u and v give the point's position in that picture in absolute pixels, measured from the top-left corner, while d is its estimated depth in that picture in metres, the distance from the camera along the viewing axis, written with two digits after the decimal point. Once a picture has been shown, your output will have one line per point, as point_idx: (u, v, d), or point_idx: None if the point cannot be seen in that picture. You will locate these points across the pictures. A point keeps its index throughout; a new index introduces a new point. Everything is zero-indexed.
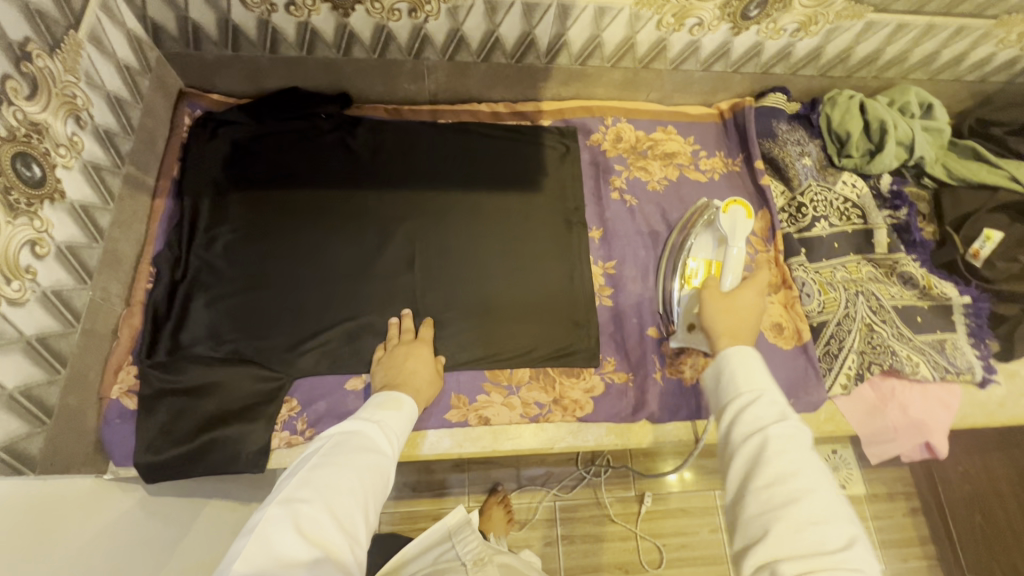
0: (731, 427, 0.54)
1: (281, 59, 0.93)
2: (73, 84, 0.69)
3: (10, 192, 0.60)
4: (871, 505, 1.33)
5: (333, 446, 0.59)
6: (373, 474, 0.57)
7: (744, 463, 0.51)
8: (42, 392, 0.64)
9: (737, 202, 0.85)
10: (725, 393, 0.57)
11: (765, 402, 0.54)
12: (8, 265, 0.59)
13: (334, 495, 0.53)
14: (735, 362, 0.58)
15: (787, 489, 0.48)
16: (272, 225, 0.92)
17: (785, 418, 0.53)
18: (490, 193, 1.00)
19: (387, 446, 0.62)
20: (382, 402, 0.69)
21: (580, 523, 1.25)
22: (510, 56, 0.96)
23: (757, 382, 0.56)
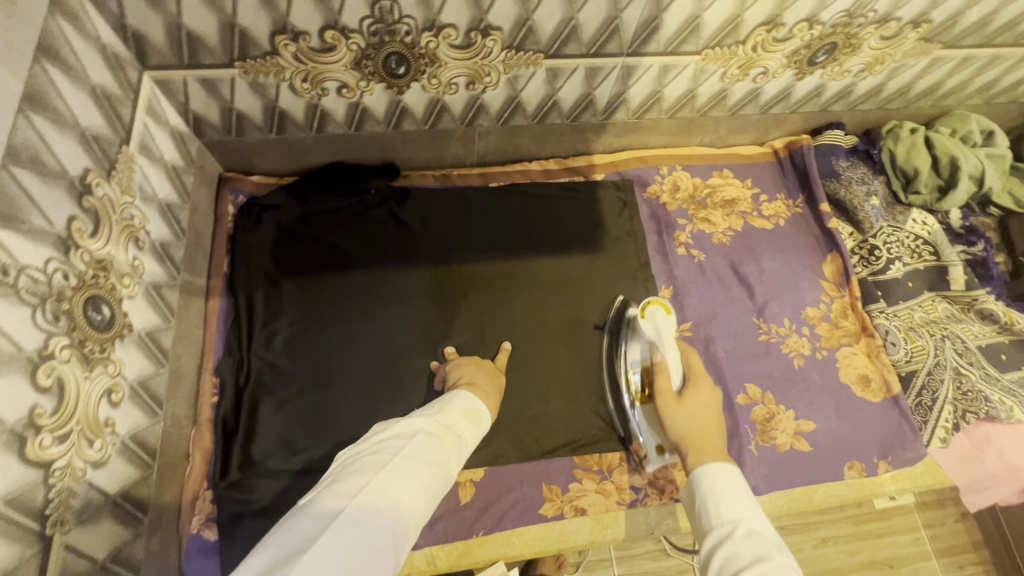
0: (713, 555, 0.53)
1: (327, 137, 0.88)
2: (130, 204, 0.64)
3: (85, 343, 0.54)
4: (921, 512, 1.22)
5: (413, 453, 0.57)
6: (433, 492, 0.56)
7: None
8: (128, 551, 0.59)
9: (653, 301, 0.80)
10: (706, 522, 0.57)
11: (745, 536, 0.53)
12: (91, 425, 0.54)
13: (399, 508, 0.52)
14: (704, 488, 0.60)
15: None
16: (332, 313, 0.87)
17: (769, 549, 0.51)
18: (552, 257, 0.96)
19: (454, 462, 0.61)
20: (463, 409, 0.68)
21: (636, 560, 1.12)
22: (566, 116, 0.91)
23: (734, 510, 0.56)
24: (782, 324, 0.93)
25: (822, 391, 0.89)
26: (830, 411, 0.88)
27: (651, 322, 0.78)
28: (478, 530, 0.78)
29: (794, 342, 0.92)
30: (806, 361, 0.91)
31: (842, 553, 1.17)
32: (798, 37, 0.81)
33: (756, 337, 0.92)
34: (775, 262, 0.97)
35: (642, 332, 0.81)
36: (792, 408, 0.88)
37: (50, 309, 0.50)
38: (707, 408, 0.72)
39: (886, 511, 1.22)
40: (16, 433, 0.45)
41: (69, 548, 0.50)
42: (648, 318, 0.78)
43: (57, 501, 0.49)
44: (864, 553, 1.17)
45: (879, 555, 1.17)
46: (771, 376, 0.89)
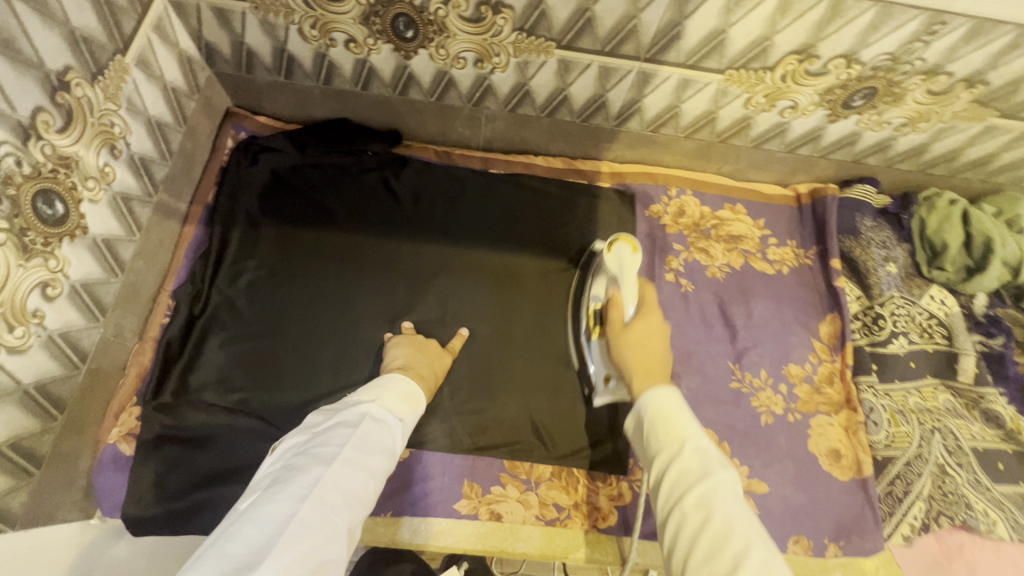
0: (661, 492, 0.50)
1: (334, 91, 0.87)
2: (112, 112, 0.65)
3: (27, 233, 0.55)
4: None
5: (360, 442, 0.56)
6: (380, 478, 0.56)
7: (674, 529, 0.47)
8: (32, 443, 0.60)
9: (621, 238, 0.77)
10: (652, 449, 0.54)
11: (691, 455, 0.50)
12: (15, 311, 0.55)
13: (350, 501, 0.51)
14: (651, 412, 0.56)
15: (720, 551, 0.42)
16: (301, 265, 0.87)
17: (714, 469, 0.48)
18: (533, 256, 0.93)
19: (396, 447, 0.61)
20: (403, 392, 0.67)
21: None
22: (576, 115, 0.88)
23: (681, 431, 0.53)
24: (759, 375, 0.86)
25: (784, 453, 0.83)
26: (788, 477, 0.81)
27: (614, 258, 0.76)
28: (388, 510, 0.76)
29: (767, 398, 0.85)
30: (775, 420, 0.84)
31: None
32: (834, 73, 0.75)
33: (727, 383, 0.86)
34: (767, 310, 0.90)
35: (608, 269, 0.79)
36: (747, 465, 0.82)
37: None
38: (655, 338, 0.69)
39: None
40: None
41: None
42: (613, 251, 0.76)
43: None
44: None
45: None
46: (732, 427, 0.83)
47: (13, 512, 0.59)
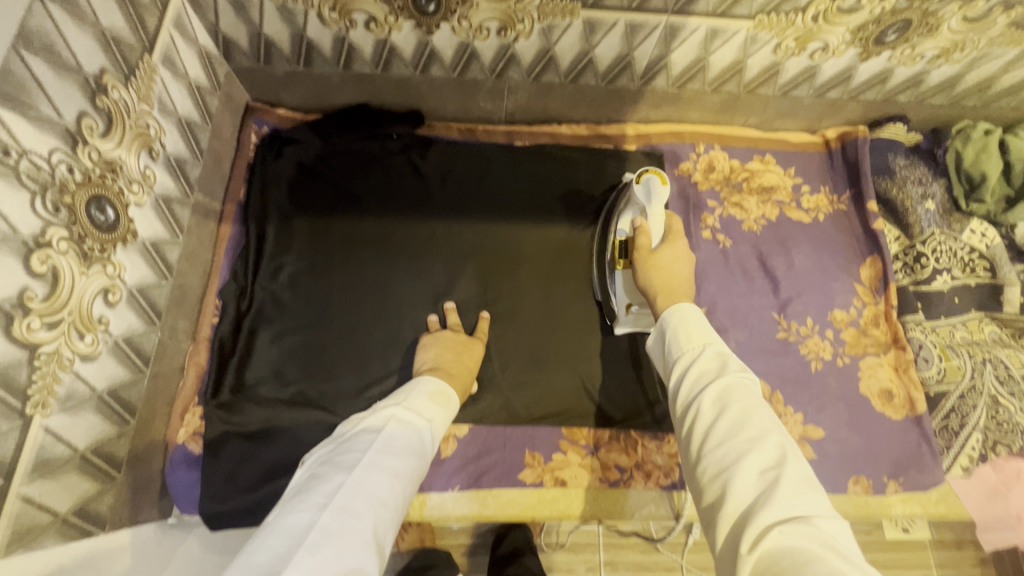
0: (679, 389, 0.53)
1: (354, 75, 0.86)
2: (146, 113, 0.64)
3: (86, 240, 0.55)
4: (934, 551, 1.18)
5: (384, 446, 0.56)
6: (408, 479, 0.56)
7: (691, 424, 0.50)
8: (112, 448, 0.61)
9: (651, 171, 0.76)
10: (671, 355, 0.56)
11: (711, 357, 0.53)
12: (84, 319, 0.56)
13: (376, 504, 0.51)
14: (673, 323, 0.58)
15: (739, 436, 0.46)
16: (339, 254, 0.87)
17: (731, 369, 0.51)
18: (567, 225, 0.92)
19: (426, 449, 0.61)
20: (429, 394, 0.66)
21: (622, 550, 1.20)
22: (601, 78, 0.87)
23: (700, 338, 0.55)
24: (805, 323, 0.87)
25: (836, 397, 0.83)
26: (842, 420, 0.82)
27: (643, 186, 0.76)
28: (454, 485, 0.78)
29: (815, 345, 0.86)
30: (825, 366, 0.85)
31: None
32: (867, 9, 0.73)
33: (774, 334, 0.86)
34: (807, 258, 0.90)
35: (637, 202, 0.78)
36: (801, 412, 0.82)
37: (50, 200, 0.51)
38: (681, 263, 0.71)
39: (895, 545, 1.17)
40: (3, 310, 0.46)
41: (49, 431, 0.51)
42: (642, 183, 0.76)
43: (40, 384, 0.50)
44: None
45: None
46: (783, 376, 0.84)
47: (102, 515, 0.60)
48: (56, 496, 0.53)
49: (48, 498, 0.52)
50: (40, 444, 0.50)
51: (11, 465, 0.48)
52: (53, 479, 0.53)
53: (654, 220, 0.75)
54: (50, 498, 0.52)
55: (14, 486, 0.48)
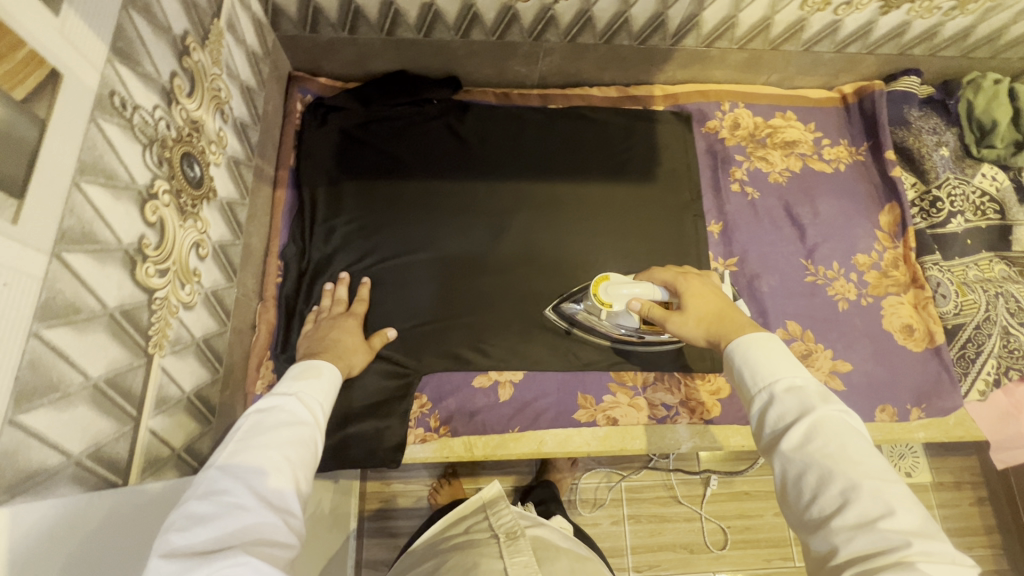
0: (760, 426, 0.53)
1: (396, 41, 0.90)
2: (217, 77, 0.67)
3: (181, 194, 0.59)
4: (935, 493, 1.27)
5: (250, 428, 0.54)
6: (298, 448, 0.54)
7: (781, 470, 0.49)
8: (207, 393, 0.65)
9: (597, 282, 0.75)
10: (743, 391, 0.55)
11: (787, 392, 0.51)
12: (183, 270, 0.59)
13: (252, 479, 0.49)
14: (742, 355, 0.56)
15: (830, 486, 0.45)
16: (389, 216, 0.91)
17: (815, 403, 0.50)
18: (604, 183, 0.97)
19: (305, 415, 0.58)
20: (297, 372, 0.64)
21: (646, 504, 1.27)
22: (634, 38, 0.91)
23: (772, 369, 0.53)
24: (831, 267, 0.93)
25: (862, 334, 0.89)
26: (869, 354, 0.88)
27: (610, 297, 0.73)
28: (514, 426, 0.83)
29: (841, 286, 0.92)
30: (851, 306, 0.91)
31: None
32: None
33: (803, 278, 0.92)
34: (830, 206, 0.96)
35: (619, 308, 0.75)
36: (830, 348, 0.89)
37: (155, 153, 0.54)
38: (699, 299, 0.67)
39: None
40: (129, 254, 0.50)
41: (165, 370, 0.55)
42: (605, 298, 0.73)
43: (158, 326, 0.54)
44: None
45: None
46: (813, 316, 0.90)
47: (203, 456, 0.65)
48: (171, 431, 0.57)
49: (166, 434, 0.56)
50: (159, 381, 0.54)
51: (140, 397, 0.52)
52: (169, 416, 0.57)
53: (642, 294, 0.72)
54: (167, 434, 0.56)
55: (144, 418, 0.52)
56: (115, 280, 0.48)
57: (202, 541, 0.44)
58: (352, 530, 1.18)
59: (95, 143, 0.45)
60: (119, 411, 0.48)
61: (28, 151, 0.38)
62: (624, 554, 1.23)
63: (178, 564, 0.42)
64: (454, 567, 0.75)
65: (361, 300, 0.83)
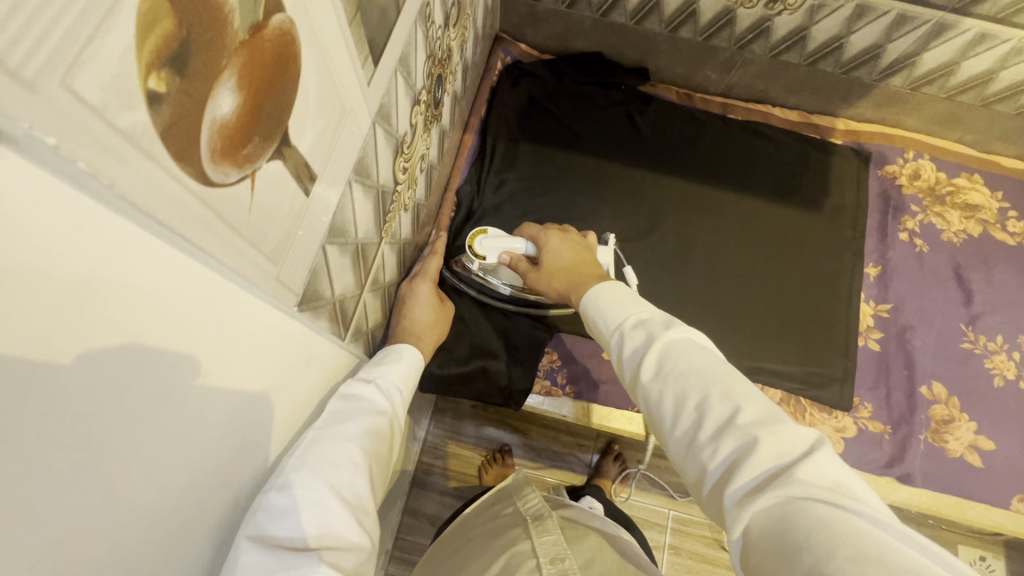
0: (622, 367, 0.51)
1: (607, 24, 0.95)
2: (468, 17, 0.74)
3: (428, 109, 0.66)
4: None
5: (331, 418, 0.54)
6: (369, 442, 0.55)
7: (650, 405, 0.48)
8: (391, 289, 0.71)
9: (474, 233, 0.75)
10: (602, 340, 0.54)
11: (634, 327, 0.51)
12: (411, 175, 0.66)
13: (334, 475, 0.49)
14: (593, 303, 0.56)
15: (687, 406, 0.44)
16: (555, 182, 0.96)
17: (659, 331, 0.49)
18: (766, 199, 0.97)
19: (380, 408, 0.59)
20: (382, 357, 0.66)
21: (689, 538, 1.23)
22: (840, 66, 0.91)
23: (619, 310, 0.53)
24: (993, 340, 0.88)
25: (1016, 416, 0.84)
26: (1018, 439, 0.83)
27: (483, 251, 0.73)
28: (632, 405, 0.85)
29: (1000, 362, 0.87)
30: (1008, 385, 0.86)
31: None
32: None
33: (959, 343, 0.88)
34: (1006, 279, 0.91)
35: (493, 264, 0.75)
36: (975, 421, 0.84)
37: (428, 66, 0.61)
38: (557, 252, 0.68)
39: None
40: (396, 144, 0.56)
41: (383, 255, 0.62)
42: (479, 249, 0.72)
43: (391, 215, 0.61)
44: None
45: None
46: (962, 384, 0.86)
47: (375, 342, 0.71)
48: (371, 311, 0.64)
49: (369, 310, 0.63)
50: (380, 262, 0.61)
51: (369, 270, 0.58)
52: (375, 296, 0.64)
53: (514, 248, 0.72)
54: (369, 312, 0.63)
55: (366, 288, 0.59)
56: (385, 162, 0.54)
57: (285, 536, 0.43)
58: (409, 473, 1.23)
59: (410, 40, 0.52)
60: (359, 275, 0.55)
61: (385, 26, 0.44)
62: None
63: (267, 554, 0.41)
64: (487, 547, 0.74)
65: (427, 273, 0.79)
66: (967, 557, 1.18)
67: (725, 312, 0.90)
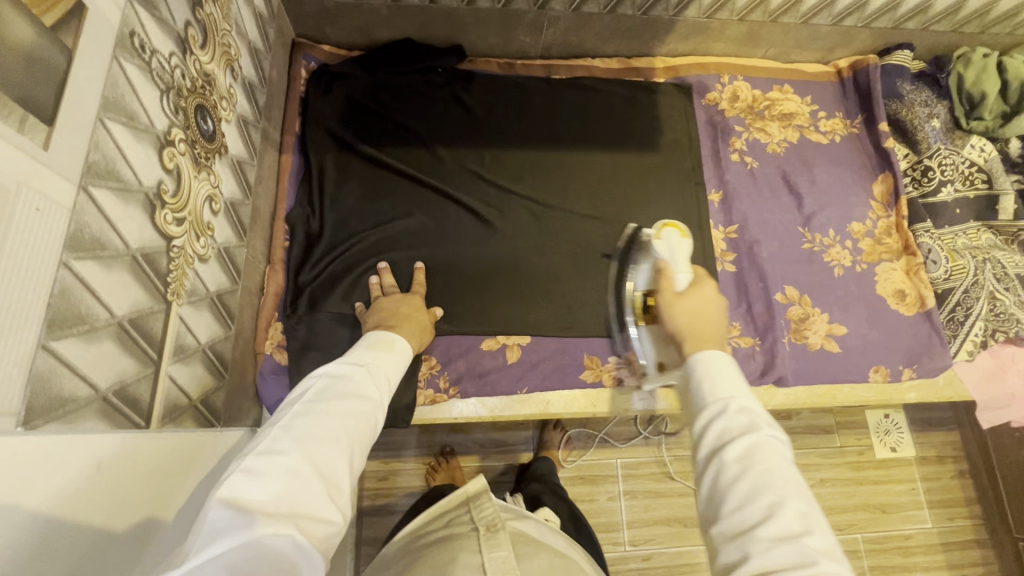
0: (701, 435, 0.50)
1: (402, 8, 0.90)
2: (228, 33, 0.67)
3: (196, 145, 0.58)
4: (919, 466, 1.31)
5: (318, 394, 0.51)
6: (358, 422, 0.50)
7: (712, 482, 0.47)
8: (221, 347, 0.65)
9: (668, 224, 0.78)
10: (698, 401, 0.53)
11: (740, 412, 0.50)
12: (198, 222, 0.59)
13: (315, 443, 0.46)
14: (702, 366, 0.55)
15: (759, 501, 0.44)
16: (395, 181, 0.91)
17: (762, 425, 0.48)
18: (606, 151, 0.98)
19: (375, 390, 0.55)
20: (370, 344, 0.62)
21: (641, 479, 1.24)
22: (638, 8, 0.92)
23: (729, 386, 0.52)
24: (827, 234, 0.95)
25: (858, 297, 0.92)
26: (864, 317, 0.91)
27: (661, 241, 0.77)
28: (521, 387, 0.84)
29: (836, 253, 0.94)
30: (846, 272, 0.94)
31: (838, 495, 1.27)
32: None
33: (800, 245, 0.94)
34: (827, 175, 0.98)
35: (655, 255, 0.79)
36: (826, 312, 0.91)
37: (171, 100, 0.54)
38: (713, 306, 0.67)
39: (884, 462, 1.30)
40: (148, 198, 0.49)
41: (182, 319, 0.55)
42: (659, 237, 0.77)
43: (175, 275, 0.54)
44: (859, 496, 1.27)
45: (874, 499, 1.27)
46: (810, 282, 0.92)
47: (217, 409, 0.64)
48: (189, 382, 0.58)
49: (184, 382, 0.56)
50: (178, 329, 0.54)
51: (160, 342, 0.52)
52: (186, 365, 0.57)
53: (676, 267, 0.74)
54: (185, 383, 0.57)
55: (164, 363, 0.52)
56: (136, 221, 0.48)
57: (256, 501, 0.41)
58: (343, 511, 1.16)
59: (117, 81, 0.45)
60: (143, 353, 0.49)
61: (53, 80, 0.38)
62: (619, 531, 1.21)
63: (230, 514, 0.40)
64: (424, 567, 0.62)
65: (419, 284, 0.83)
66: (874, 419, 1.31)
67: (589, 268, 0.90)
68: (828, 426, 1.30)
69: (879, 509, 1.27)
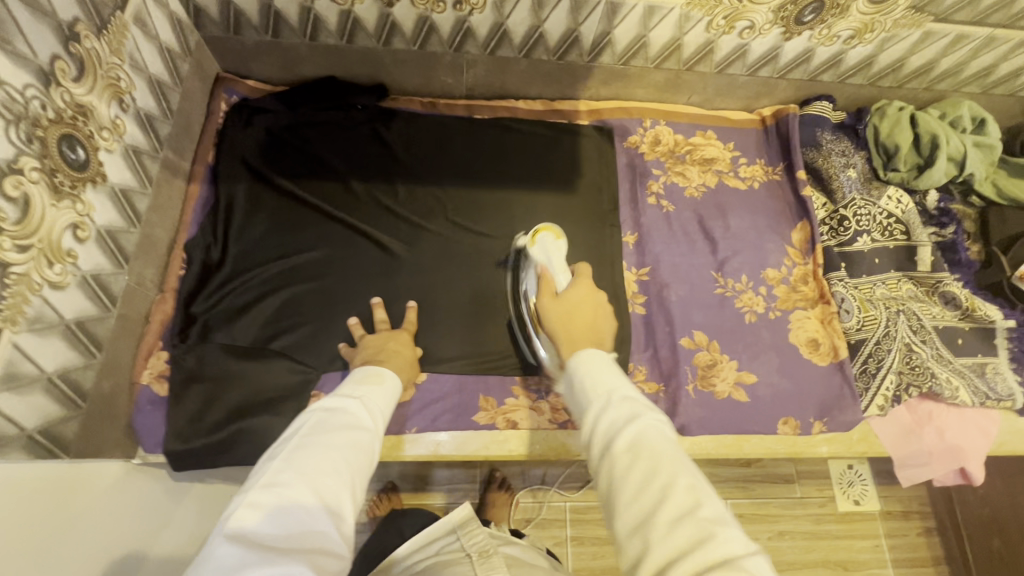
0: (592, 435, 0.50)
1: (321, 47, 0.93)
2: (117, 67, 0.69)
3: (57, 174, 0.59)
4: (883, 521, 1.24)
5: (316, 426, 0.49)
6: (361, 455, 0.49)
7: (607, 477, 0.47)
8: (76, 376, 0.65)
9: (541, 230, 0.84)
10: (581, 409, 0.54)
11: (620, 402, 0.51)
12: (52, 250, 0.59)
13: (319, 474, 0.44)
14: (580, 369, 0.56)
15: (652, 485, 0.43)
16: (307, 213, 0.91)
17: (641, 412, 0.49)
18: (523, 190, 0.98)
19: (370, 422, 0.53)
20: (359, 378, 0.61)
21: (591, 525, 1.18)
22: (553, 53, 0.94)
23: (607, 384, 0.53)
24: (740, 280, 0.94)
25: (768, 345, 0.90)
26: (773, 366, 0.89)
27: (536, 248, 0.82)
28: (412, 427, 0.82)
29: (748, 299, 0.93)
30: (758, 318, 0.92)
31: (796, 549, 1.20)
32: None
33: (712, 290, 0.93)
34: (742, 221, 0.98)
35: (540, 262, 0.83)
36: (734, 359, 0.89)
37: (23, 130, 0.54)
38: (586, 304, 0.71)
39: (847, 516, 1.24)
40: None
41: (18, 348, 0.55)
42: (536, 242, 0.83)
43: (11, 302, 0.54)
44: (819, 551, 1.21)
45: (836, 555, 1.20)
46: (720, 327, 0.91)
47: (66, 439, 0.64)
48: (23, 412, 0.57)
49: (13, 411, 0.56)
50: (8, 357, 0.54)
51: None
52: (19, 393, 0.56)
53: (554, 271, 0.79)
54: (15, 413, 0.56)
55: None
56: None
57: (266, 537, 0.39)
58: None
59: None
60: None
61: None
62: None
63: (240, 552, 0.38)
64: None
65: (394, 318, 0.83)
66: (836, 470, 1.27)
67: (496, 306, 0.90)
68: (788, 475, 1.25)
69: (841, 567, 1.20)
